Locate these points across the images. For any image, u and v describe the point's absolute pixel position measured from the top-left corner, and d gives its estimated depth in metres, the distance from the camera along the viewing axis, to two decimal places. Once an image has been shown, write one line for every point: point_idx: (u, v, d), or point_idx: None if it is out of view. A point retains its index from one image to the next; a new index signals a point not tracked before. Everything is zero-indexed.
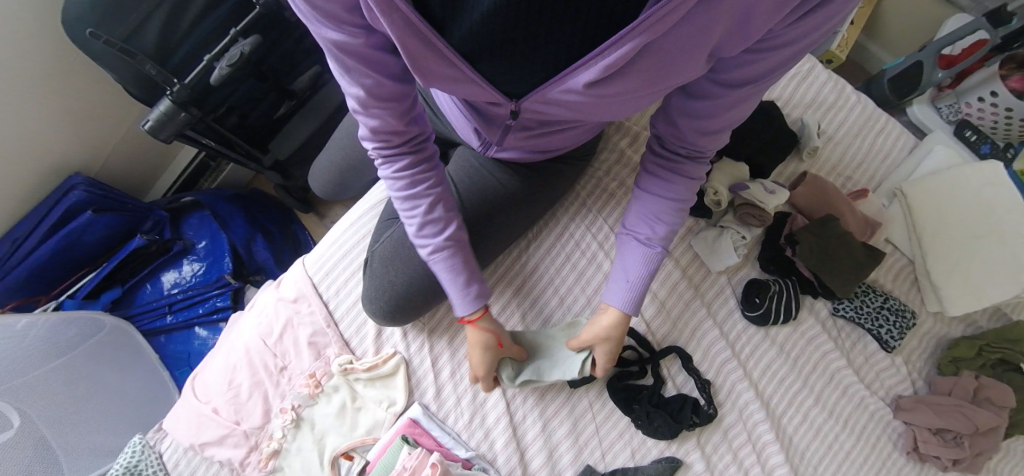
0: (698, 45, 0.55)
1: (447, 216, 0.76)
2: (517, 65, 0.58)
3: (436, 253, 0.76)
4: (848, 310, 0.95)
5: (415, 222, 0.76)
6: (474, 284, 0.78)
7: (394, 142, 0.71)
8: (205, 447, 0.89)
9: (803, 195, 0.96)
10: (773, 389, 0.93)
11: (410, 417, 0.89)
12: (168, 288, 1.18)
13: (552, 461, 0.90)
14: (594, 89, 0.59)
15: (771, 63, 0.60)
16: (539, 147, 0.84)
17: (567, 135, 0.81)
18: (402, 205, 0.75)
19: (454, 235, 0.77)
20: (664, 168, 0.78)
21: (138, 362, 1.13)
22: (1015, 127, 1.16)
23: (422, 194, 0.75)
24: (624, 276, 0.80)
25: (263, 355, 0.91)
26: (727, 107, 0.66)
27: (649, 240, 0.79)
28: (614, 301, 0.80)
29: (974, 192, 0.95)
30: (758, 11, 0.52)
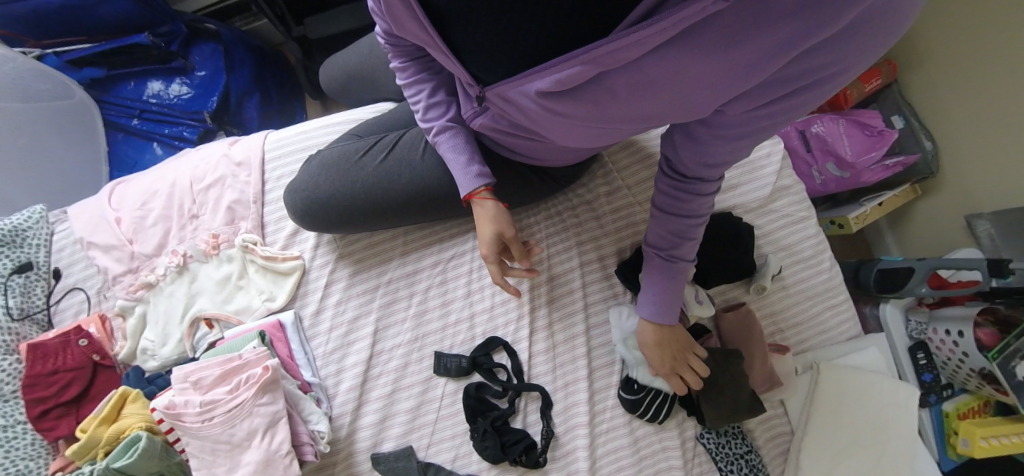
0: (650, 90, 0.53)
1: (448, 101, 0.77)
2: (486, 52, 0.55)
3: (439, 135, 0.76)
4: (711, 442, 0.96)
5: (418, 104, 0.76)
6: (476, 164, 0.76)
7: (404, 44, 0.72)
8: (93, 246, 0.93)
9: (730, 321, 0.97)
10: (607, 472, 0.94)
11: (279, 320, 0.90)
12: (148, 95, 1.20)
13: (381, 425, 0.91)
14: (546, 100, 0.58)
15: (761, 126, 0.55)
16: (514, 147, 0.83)
17: (538, 145, 0.79)
18: (407, 92, 0.76)
19: (457, 118, 0.77)
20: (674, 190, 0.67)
21: (86, 145, 1.17)
22: (964, 374, 1.16)
23: (427, 81, 0.75)
24: (650, 290, 0.77)
25: (183, 196, 0.93)
26: (727, 153, 0.59)
27: (672, 258, 0.73)
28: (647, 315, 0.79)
29: (878, 404, 0.95)
30: (709, 82, 0.51)
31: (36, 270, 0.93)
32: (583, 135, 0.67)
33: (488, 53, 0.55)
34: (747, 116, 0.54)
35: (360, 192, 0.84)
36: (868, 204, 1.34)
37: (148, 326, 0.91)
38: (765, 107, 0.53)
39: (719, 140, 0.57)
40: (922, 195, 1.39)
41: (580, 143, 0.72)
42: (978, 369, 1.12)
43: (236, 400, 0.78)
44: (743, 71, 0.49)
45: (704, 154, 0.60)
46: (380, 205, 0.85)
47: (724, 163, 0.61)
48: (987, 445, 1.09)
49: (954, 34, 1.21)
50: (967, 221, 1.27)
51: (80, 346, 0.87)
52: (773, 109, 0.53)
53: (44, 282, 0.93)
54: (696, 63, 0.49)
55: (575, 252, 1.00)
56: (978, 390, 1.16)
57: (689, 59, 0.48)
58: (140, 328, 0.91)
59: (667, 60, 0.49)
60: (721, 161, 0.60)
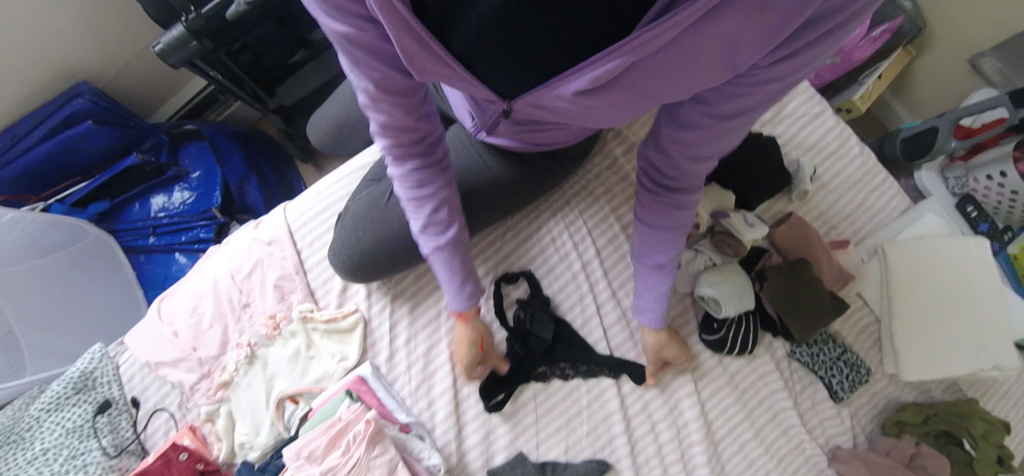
0: (678, 68, 0.56)
1: (449, 220, 0.77)
2: (505, 64, 0.59)
3: (433, 255, 0.79)
4: (804, 355, 0.97)
5: (417, 218, 0.77)
6: (468, 286, 0.82)
7: (401, 141, 0.70)
8: (160, 365, 0.94)
9: (783, 234, 0.96)
10: (715, 416, 0.94)
11: (358, 374, 0.90)
12: (156, 210, 1.21)
13: (486, 442, 0.92)
14: (579, 96, 0.61)
15: (769, 91, 0.57)
16: (535, 139, 0.86)
17: (555, 131, 0.83)
18: (406, 203, 0.76)
19: (455, 238, 0.78)
20: (659, 199, 0.77)
21: (114, 277, 1.17)
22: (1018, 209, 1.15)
23: (428, 196, 0.75)
24: (648, 293, 0.85)
25: (229, 290, 0.94)
26: (720, 135, 0.65)
27: (660, 266, 0.81)
28: (647, 321, 0.87)
29: (953, 265, 0.95)
30: (743, 44, 0.51)
31: (116, 405, 0.93)
32: (614, 115, 0.70)
33: (509, 70, 0.60)
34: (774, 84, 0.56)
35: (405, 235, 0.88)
36: (868, 80, 1.32)
37: (238, 421, 0.92)
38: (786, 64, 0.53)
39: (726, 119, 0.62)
40: (917, 55, 1.37)
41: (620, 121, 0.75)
42: None
43: (351, 461, 0.78)
44: (772, 42, 0.50)
45: (694, 142, 0.67)
46: (402, 256, 0.90)
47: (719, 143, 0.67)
48: None
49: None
50: (971, 64, 1.26)
51: (182, 460, 0.85)
52: (791, 67, 0.54)
53: (126, 413, 0.93)
54: (722, 37, 0.51)
55: (614, 218, 1.00)
56: None
57: (720, 26, 0.49)
58: (231, 424, 0.92)
59: (702, 33, 0.50)
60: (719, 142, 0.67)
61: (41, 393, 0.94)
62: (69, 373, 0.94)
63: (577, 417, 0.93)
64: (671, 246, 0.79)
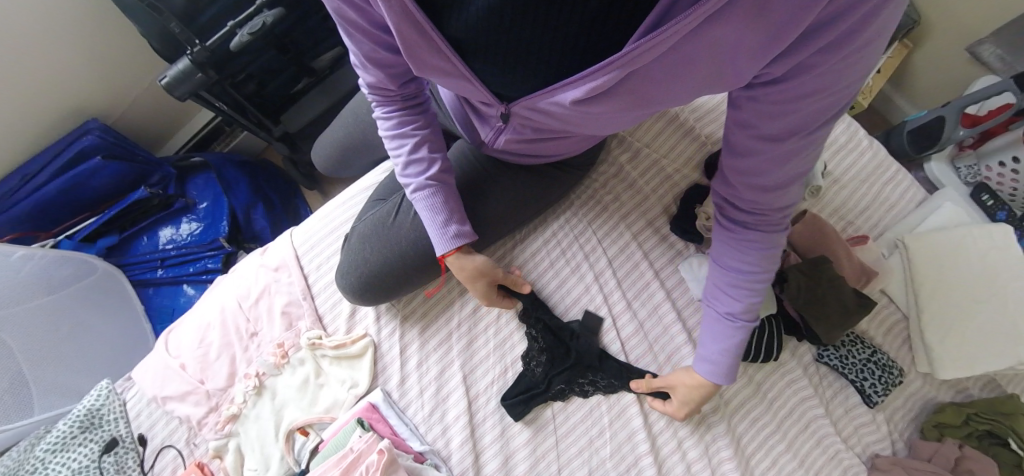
0: (677, 72, 0.56)
1: (431, 158, 0.78)
2: (507, 69, 0.59)
3: (418, 192, 0.77)
4: (833, 358, 0.92)
5: (401, 161, 0.78)
6: (453, 224, 0.77)
7: (388, 95, 0.75)
8: (167, 400, 0.91)
9: (802, 232, 0.93)
10: (745, 428, 0.90)
11: (370, 402, 0.88)
12: (163, 243, 1.20)
13: (506, 467, 0.88)
14: (580, 104, 0.61)
15: (807, 113, 0.55)
16: (541, 151, 0.86)
17: (560, 142, 0.84)
18: (392, 147, 0.78)
19: (437, 177, 0.78)
20: (736, 237, 0.72)
21: (122, 312, 1.15)
22: None
23: (410, 136, 0.77)
24: (713, 345, 0.78)
25: (236, 318, 0.92)
26: (781, 163, 0.61)
27: (729, 315, 0.76)
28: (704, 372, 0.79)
29: (977, 254, 0.91)
30: (744, 49, 0.51)
31: (123, 444, 0.90)
32: (614, 123, 0.69)
33: (511, 76, 0.60)
34: (789, 100, 0.55)
35: (412, 250, 0.86)
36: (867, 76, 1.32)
37: (246, 456, 0.88)
38: (805, 79, 0.52)
39: (770, 143, 0.60)
40: (915, 49, 1.37)
41: (614, 131, 0.74)
42: None
43: None
44: (770, 44, 0.50)
45: (758, 175, 0.64)
46: (409, 273, 0.87)
47: (789, 177, 0.63)
48: None
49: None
50: (971, 53, 1.25)
51: None
52: (813, 85, 0.52)
53: (134, 452, 0.90)
54: (720, 39, 0.51)
55: (624, 226, 0.98)
56: None
57: (722, 30, 0.49)
58: (240, 460, 0.89)
59: (700, 37, 0.50)
60: (789, 175, 0.63)
61: (46, 433, 0.90)
62: (75, 412, 0.91)
63: (599, 436, 0.89)
64: (743, 297, 0.74)
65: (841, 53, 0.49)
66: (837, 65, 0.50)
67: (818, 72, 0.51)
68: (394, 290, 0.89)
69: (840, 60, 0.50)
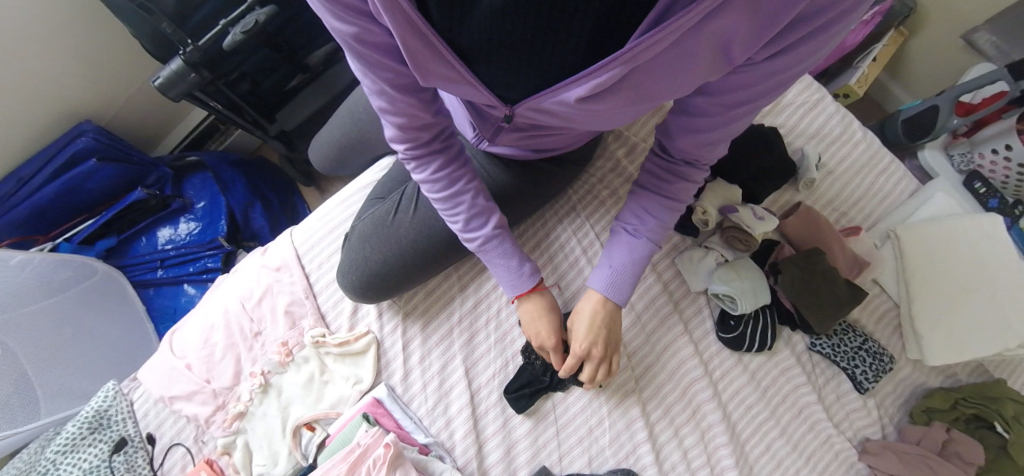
0: (680, 68, 0.56)
1: (489, 207, 0.77)
2: (513, 70, 0.58)
3: (486, 244, 0.77)
4: (825, 347, 0.94)
5: (460, 218, 0.77)
6: (527, 264, 0.80)
7: (420, 139, 0.71)
8: (174, 400, 0.93)
9: (794, 225, 0.95)
10: (739, 416, 0.92)
11: (374, 397, 0.90)
12: (163, 243, 1.21)
13: (508, 457, 0.91)
14: (583, 103, 0.60)
15: (769, 84, 0.58)
16: (538, 146, 0.86)
17: (556, 137, 0.84)
18: (444, 208, 0.76)
19: (500, 224, 0.78)
20: (660, 167, 0.75)
21: (123, 312, 1.16)
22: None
23: (461, 193, 0.75)
24: (610, 261, 0.79)
25: (239, 318, 0.93)
26: (729, 119, 0.63)
27: (636, 233, 0.78)
28: (599, 284, 0.79)
29: (968, 244, 0.93)
30: (739, 37, 0.52)
31: (132, 443, 0.92)
32: (612, 119, 0.69)
33: (514, 77, 0.59)
34: (768, 73, 0.56)
35: (416, 250, 0.87)
36: (862, 64, 1.32)
37: (253, 453, 0.91)
38: (780, 59, 0.55)
39: (725, 108, 0.62)
40: (910, 35, 1.37)
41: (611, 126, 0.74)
42: None
43: None
44: (762, 27, 0.51)
45: (702, 131, 0.66)
46: (411, 270, 0.89)
47: (729, 133, 0.66)
48: None
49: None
50: (965, 40, 1.26)
51: None
52: (786, 62, 0.55)
53: (143, 451, 0.92)
54: (720, 30, 0.51)
55: None
56: None
57: (722, 22, 0.50)
58: (248, 457, 0.90)
59: (701, 30, 0.50)
60: (730, 132, 0.66)
61: (56, 435, 0.93)
62: (83, 413, 0.93)
63: (599, 426, 0.92)
64: (654, 215, 0.77)
65: (812, 37, 0.52)
66: (807, 44, 0.53)
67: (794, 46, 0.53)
68: (383, 287, 0.89)
69: (810, 38, 0.52)
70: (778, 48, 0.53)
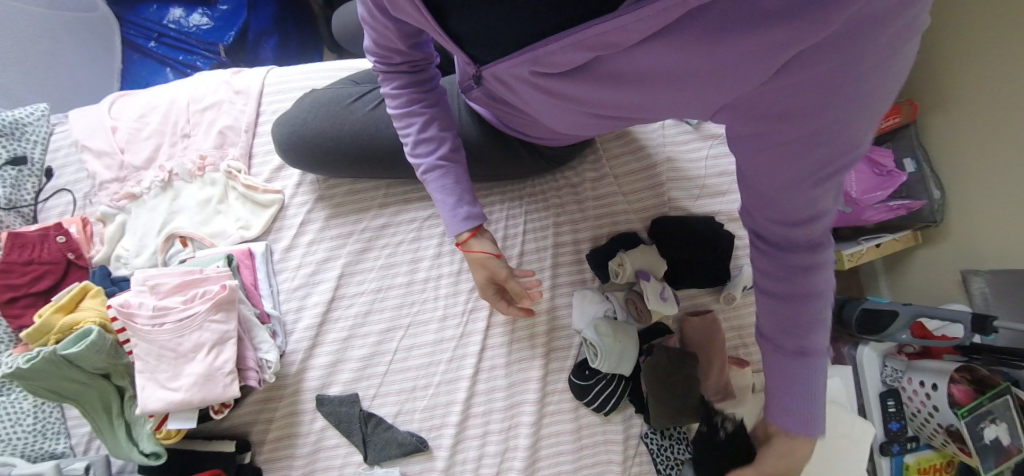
0: (636, 81, 0.50)
1: (441, 138, 0.69)
2: (486, 36, 0.52)
3: (427, 174, 0.69)
4: (653, 443, 0.94)
5: (409, 138, 0.69)
6: (466, 206, 0.68)
7: (393, 59, 0.65)
8: (85, 150, 0.97)
9: (696, 327, 0.95)
10: (545, 456, 0.94)
11: (249, 248, 0.92)
12: (168, 20, 1.24)
13: (332, 368, 0.93)
14: (540, 76, 0.55)
15: (760, 165, 0.48)
16: (507, 121, 0.84)
17: (525, 121, 0.81)
18: (398, 125, 0.69)
19: (449, 156, 0.69)
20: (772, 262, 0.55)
21: (99, 60, 1.19)
22: (930, 427, 1.12)
23: (419, 115, 0.68)
24: (797, 405, 0.59)
25: (178, 114, 0.96)
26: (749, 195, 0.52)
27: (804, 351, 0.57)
28: (780, 424, 0.62)
29: (828, 437, 0.95)
30: (703, 75, 0.45)
31: (29, 166, 0.98)
32: (570, 117, 0.66)
33: (486, 40, 0.53)
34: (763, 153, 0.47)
35: (353, 140, 0.88)
36: (864, 243, 1.28)
37: (126, 235, 0.94)
38: (765, 143, 0.46)
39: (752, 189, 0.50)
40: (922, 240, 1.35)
41: (579, 124, 0.71)
42: (945, 425, 1.09)
43: (188, 311, 0.78)
44: (725, 79, 0.44)
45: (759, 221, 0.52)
46: (341, 158, 0.90)
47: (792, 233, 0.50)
48: None
49: (959, 70, 1.18)
50: (963, 276, 1.24)
51: (58, 242, 0.93)
52: (770, 152, 0.46)
53: (35, 179, 0.98)
54: (679, 58, 0.44)
55: (552, 232, 0.99)
56: (943, 447, 1.12)
57: (671, 51, 0.43)
58: (118, 235, 0.94)
59: (647, 51, 0.44)
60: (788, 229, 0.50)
61: None
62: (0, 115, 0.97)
63: (422, 388, 0.94)
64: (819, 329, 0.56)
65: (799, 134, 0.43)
66: (817, 139, 0.42)
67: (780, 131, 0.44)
68: (311, 157, 0.91)
69: (814, 132, 0.42)
70: (776, 119, 0.44)
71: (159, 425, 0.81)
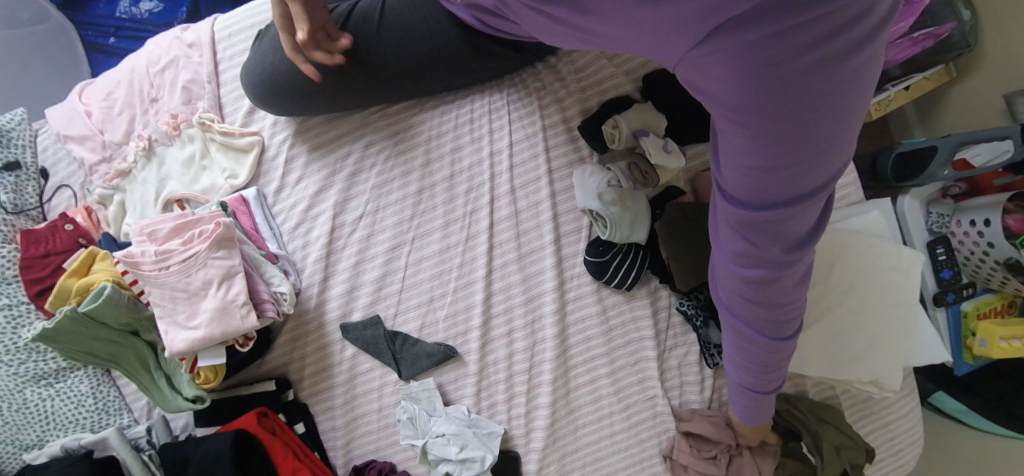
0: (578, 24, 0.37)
1: None
2: None
3: None
4: (688, 308, 0.90)
5: None
6: None
7: None
8: (67, 140, 0.98)
9: (707, 178, 0.89)
10: (576, 343, 0.91)
11: (241, 194, 0.92)
12: (121, 12, 1.24)
13: (348, 297, 0.93)
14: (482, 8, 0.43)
15: (728, 179, 0.37)
16: (488, 25, 0.77)
17: (507, 25, 0.74)
18: None
19: None
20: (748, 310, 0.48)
21: (69, 65, 1.21)
22: (987, 270, 0.97)
23: None
24: (740, 405, 0.67)
25: (142, 81, 0.95)
26: (722, 225, 0.42)
27: (760, 389, 0.60)
28: (740, 413, 0.69)
29: (873, 270, 0.88)
30: (643, 43, 0.33)
31: (24, 169, 1.01)
32: (559, 40, 0.52)
33: None
34: (733, 176, 0.35)
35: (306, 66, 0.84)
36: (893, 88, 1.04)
37: (127, 212, 0.95)
38: (729, 148, 0.34)
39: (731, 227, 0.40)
40: None
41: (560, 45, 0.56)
42: (1003, 262, 0.93)
43: (189, 251, 0.79)
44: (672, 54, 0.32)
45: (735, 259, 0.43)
46: (302, 89, 0.87)
47: (768, 299, 0.44)
48: (1006, 346, 0.94)
49: None
50: (1005, 103, 1.04)
51: (67, 230, 0.95)
52: (733, 162, 0.35)
53: (34, 181, 1.01)
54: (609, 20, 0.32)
55: (538, 116, 0.92)
56: (1002, 287, 0.97)
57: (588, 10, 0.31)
58: (122, 214, 0.96)
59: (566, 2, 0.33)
60: (765, 295, 0.44)
61: None
62: None
63: (440, 299, 0.92)
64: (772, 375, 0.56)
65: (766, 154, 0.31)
66: (788, 186, 0.34)
67: (743, 150, 0.33)
68: (275, 93, 0.88)
69: (787, 152, 0.31)
70: (736, 159, 0.34)
71: (193, 368, 0.82)
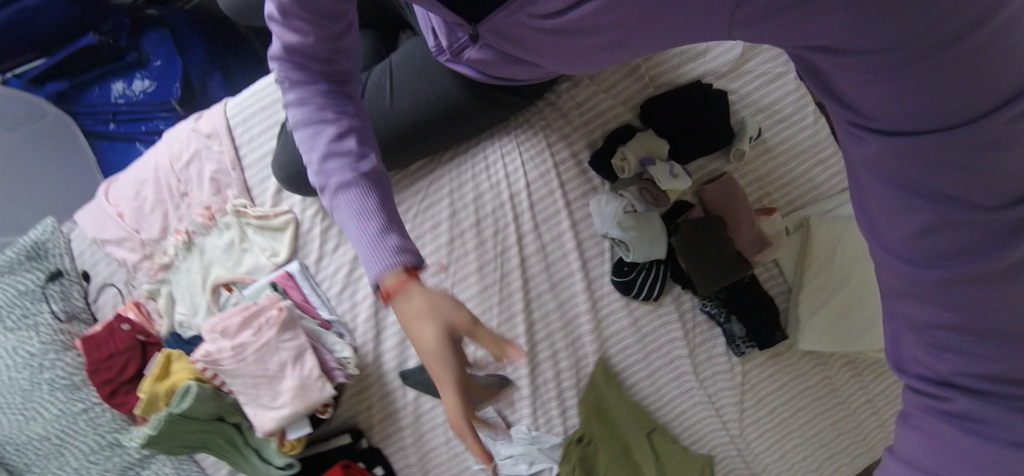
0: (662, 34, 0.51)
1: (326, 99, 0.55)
2: None
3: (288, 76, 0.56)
4: (710, 307, 0.99)
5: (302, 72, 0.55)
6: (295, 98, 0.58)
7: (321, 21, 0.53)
8: (106, 244, 1.02)
9: (713, 192, 0.97)
10: (615, 352, 1.01)
11: (287, 270, 0.98)
12: (116, 97, 1.25)
13: (402, 346, 1.01)
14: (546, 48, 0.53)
15: (892, 156, 0.39)
16: (490, 72, 0.80)
17: (518, 69, 0.78)
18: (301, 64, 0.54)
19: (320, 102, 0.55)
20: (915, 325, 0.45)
21: (71, 157, 1.25)
22: None
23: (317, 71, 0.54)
24: None
25: (168, 178, 0.99)
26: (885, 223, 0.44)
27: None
28: None
29: None
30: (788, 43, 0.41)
31: (67, 276, 1.05)
32: (585, 61, 0.61)
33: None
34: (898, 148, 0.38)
35: None
36: None
37: (177, 301, 1.02)
38: (891, 122, 0.38)
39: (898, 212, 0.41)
40: None
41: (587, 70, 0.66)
42: None
43: (261, 340, 0.85)
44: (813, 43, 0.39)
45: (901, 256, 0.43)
46: None
47: (975, 306, 0.40)
48: None
49: None
50: None
51: (124, 330, 0.99)
52: (895, 134, 0.38)
53: (78, 285, 1.06)
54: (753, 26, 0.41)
55: (549, 154, 0.99)
56: None
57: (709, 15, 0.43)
58: (171, 304, 1.03)
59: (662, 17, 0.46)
60: (964, 299, 0.40)
61: None
62: (20, 242, 1.03)
63: None
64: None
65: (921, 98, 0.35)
66: (957, 141, 0.36)
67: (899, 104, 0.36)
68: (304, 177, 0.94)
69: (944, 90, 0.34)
70: (891, 119, 0.38)
71: (281, 440, 0.89)
